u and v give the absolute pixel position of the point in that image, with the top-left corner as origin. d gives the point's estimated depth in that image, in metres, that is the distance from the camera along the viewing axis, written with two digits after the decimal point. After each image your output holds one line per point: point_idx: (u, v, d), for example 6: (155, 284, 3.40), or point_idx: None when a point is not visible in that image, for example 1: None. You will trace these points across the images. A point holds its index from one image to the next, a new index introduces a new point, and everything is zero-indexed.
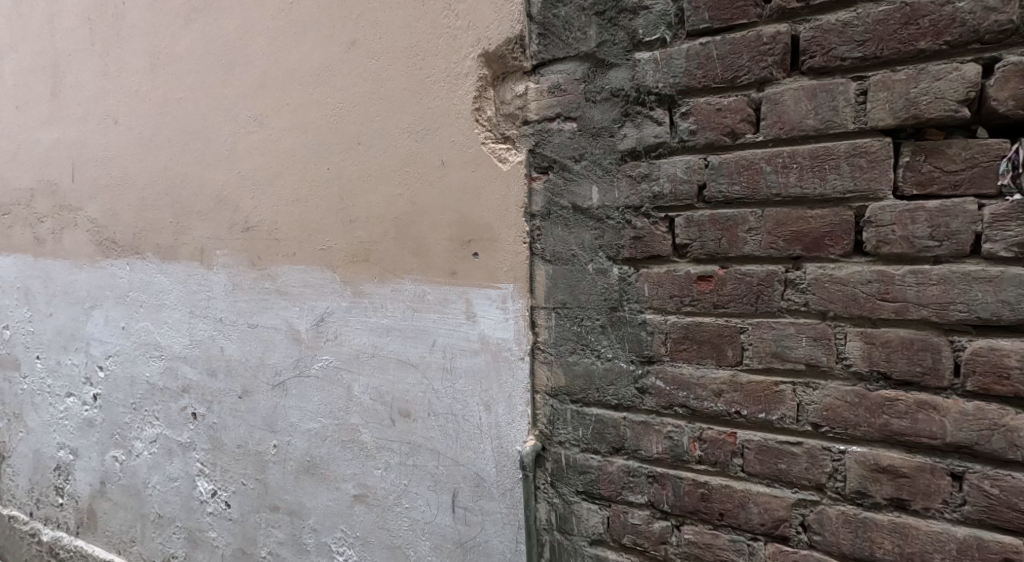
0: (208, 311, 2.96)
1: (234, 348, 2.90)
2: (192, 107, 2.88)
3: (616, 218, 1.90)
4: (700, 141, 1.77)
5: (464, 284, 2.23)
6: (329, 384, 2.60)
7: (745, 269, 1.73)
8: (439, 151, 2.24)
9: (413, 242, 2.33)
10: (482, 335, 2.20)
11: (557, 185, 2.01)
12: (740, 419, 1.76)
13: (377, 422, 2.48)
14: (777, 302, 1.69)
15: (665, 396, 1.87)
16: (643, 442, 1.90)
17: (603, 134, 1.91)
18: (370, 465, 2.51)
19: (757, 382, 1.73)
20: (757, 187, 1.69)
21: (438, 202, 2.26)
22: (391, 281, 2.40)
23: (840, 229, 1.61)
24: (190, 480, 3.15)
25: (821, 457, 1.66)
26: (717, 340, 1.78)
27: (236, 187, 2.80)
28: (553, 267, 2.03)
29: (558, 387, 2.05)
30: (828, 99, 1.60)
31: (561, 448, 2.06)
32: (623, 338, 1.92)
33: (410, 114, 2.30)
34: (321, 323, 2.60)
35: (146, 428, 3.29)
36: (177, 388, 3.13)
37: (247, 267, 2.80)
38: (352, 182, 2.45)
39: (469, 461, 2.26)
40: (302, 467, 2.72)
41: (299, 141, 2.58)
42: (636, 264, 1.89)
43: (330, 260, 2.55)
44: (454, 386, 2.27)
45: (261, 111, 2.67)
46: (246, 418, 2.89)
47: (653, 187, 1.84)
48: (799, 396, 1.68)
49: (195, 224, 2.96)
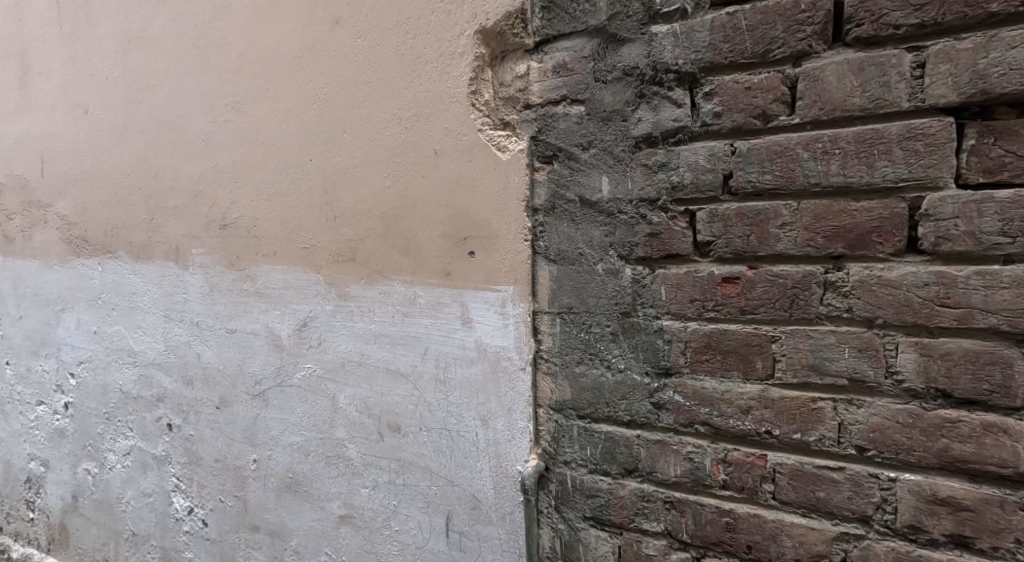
0: (183, 315, 2.75)
1: (211, 354, 2.68)
2: (166, 95, 2.67)
3: (629, 213, 1.70)
4: (726, 125, 1.56)
5: (458, 285, 2.02)
6: (313, 394, 2.39)
7: (779, 270, 1.52)
8: (432, 139, 2.03)
9: (402, 239, 2.12)
10: (479, 343, 1.99)
11: (562, 176, 1.80)
12: (771, 440, 1.56)
13: (364, 437, 2.27)
14: (815, 308, 1.49)
15: (684, 413, 1.66)
16: (660, 464, 1.70)
17: (614, 119, 1.71)
18: (357, 483, 2.30)
19: (791, 398, 1.53)
20: (793, 177, 1.49)
21: (431, 195, 2.05)
22: (378, 283, 2.19)
23: (891, 225, 1.41)
24: (165, 496, 2.93)
25: (867, 485, 1.45)
26: (745, 351, 1.57)
27: (213, 181, 2.58)
28: (558, 267, 1.82)
29: (563, 401, 1.85)
30: (878, 74, 1.40)
31: (567, 469, 1.86)
32: (637, 347, 1.72)
33: (399, 98, 2.09)
34: (304, 328, 2.39)
35: (120, 439, 3.07)
36: (152, 397, 2.91)
37: (224, 267, 2.59)
38: (338, 174, 2.24)
39: (465, 481, 2.04)
40: (284, 484, 2.51)
41: (279, 130, 2.36)
42: (652, 265, 1.68)
43: (313, 259, 2.34)
44: (448, 398, 2.06)
45: (239, 97, 2.45)
46: (224, 430, 2.68)
47: (671, 177, 1.63)
48: (840, 415, 1.48)
49: (169, 221, 2.74)
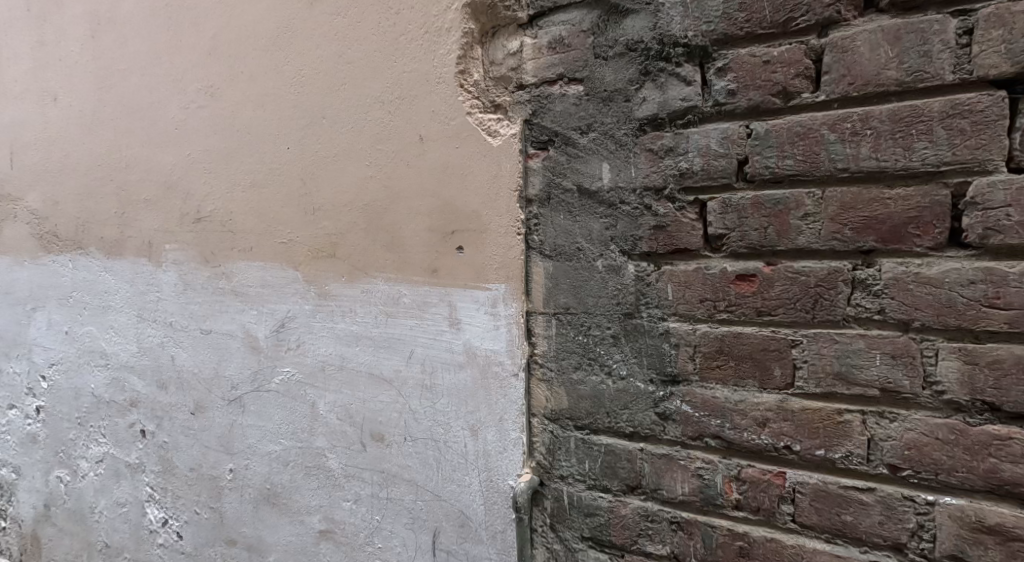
0: (157, 315, 2.58)
1: (186, 357, 2.52)
2: (137, 80, 2.50)
3: (632, 203, 1.55)
4: (741, 104, 1.41)
5: (446, 284, 1.85)
6: (291, 400, 2.22)
7: (800, 267, 1.36)
8: (417, 124, 1.87)
9: (386, 233, 1.96)
10: (467, 346, 1.82)
11: (558, 163, 1.65)
12: (791, 456, 1.40)
13: (346, 446, 2.10)
14: (841, 309, 1.33)
15: (692, 426, 1.50)
16: (665, 481, 1.54)
17: (616, 99, 1.55)
18: (337, 497, 2.13)
19: (814, 410, 1.37)
20: (817, 162, 1.33)
21: (416, 184, 1.88)
22: (360, 281, 2.02)
23: (930, 215, 1.25)
24: (139, 506, 2.77)
25: (901, 509, 1.29)
26: (762, 356, 1.41)
27: (187, 172, 2.41)
28: (554, 263, 1.67)
29: (559, 410, 1.70)
30: (917, 43, 1.25)
31: (564, 484, 1.70)
32: (641, 352, 1.56)
33: (381, 80, 1.92)
34: (282, 329, 2.22)
35: (92, 445, 2.90)
36: (125, 402, 2.75)
37: (199, 264, 2.43)
38: (317, 163, 2.07)
39: (453, 497, 1.88)
40: (261, 496, 2.34)
41: (256, 115, 2.20)
42: (657, 260, 1.53)
43: (291, 255, 2.17)
44: (434, 406, 1.90)
45: (213, 81, 2.29)
46: (199, 437, 2.52)
47: (679, 163, 1.48)
48: (870, 429, 1.32)
49: (142, 215, 2.57)
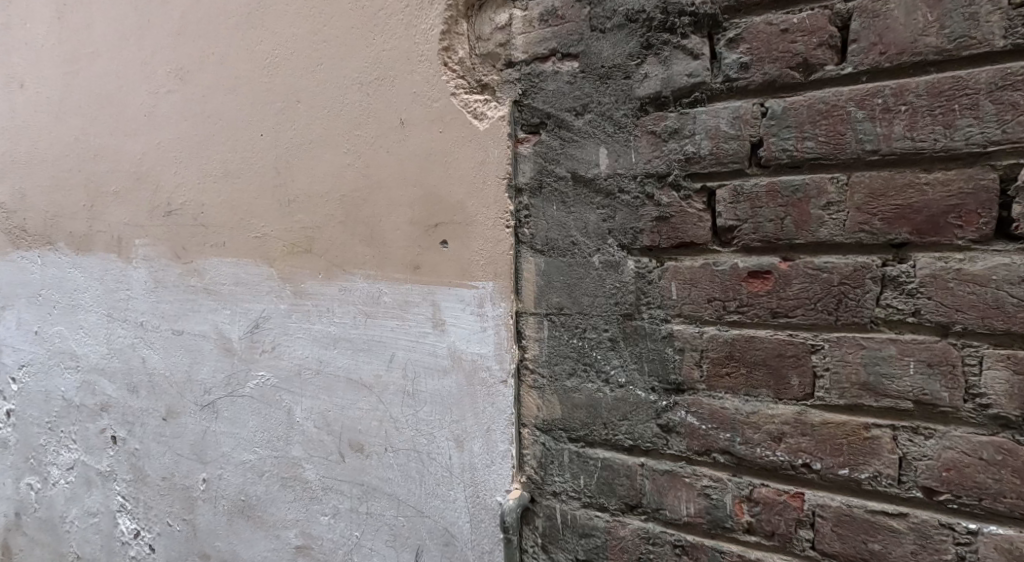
0: (127, 314, 2.43)
1: (158, 359, 2.36)
2: (105, 64, 2.34)
3: (632, 191, 1.40)
4: (755, 79, 1.26)
5: (429, 282, 1.70)
6: (266, 406, 2.07)
7: (822, 263, 1.21)
8: (397, 106, 1.72)
9: (365, 226, 1.80)
10: (452, 349, 1.67)
11: (551, 148, 1.50)
12: (810, 475, 1.24)
13: (323, 457, 1.95)
14: (869, 310, 1.18)
15: (699, 439, 1.35)
16: (668, 500, 1.39)
17: (615, 76, 1.41)
18: (315, 510, 1.98)
19: (837, 424, 1.21)
20: (842, 144, 1.18)
21: (397, 173, 1.73)
22: (337, 278, 1.87)
23: (974, 203, 1.10)
24: (111, 517, 2.61)
25: (938, 539, 1.14)
26: (778, 363, 1.26)
27: (156, 161, 2.26)
28: (546, 258, 1.52)
29: (552, 420, 1.54)
30: (961, 5, 1.10)
31: (556, 502, 1.55)
32: (641, 357, 1.41)
33: (359, 59, 1.77)
34: (256, 331, 2.06)
35: (62, 452, 2.73)
36: (95, 406, 2.59)
37: (170, 260, 2.27)
38: (291, 151, 1.92)
39: (437, 513, 1.72)
40: (235, 508, 2.19)
41: (227, 100, 2.05)
42: (660, 255, 1.38)
43: (265, 251, 2.01)
44: (417, 414, 1.75)
45: (182, 64, 2.14)
46: (171, 444, 2.36)
47: (685, 146, 1.33)
48: (902, 446, 1.16)
49: (111, 208, 2.41)
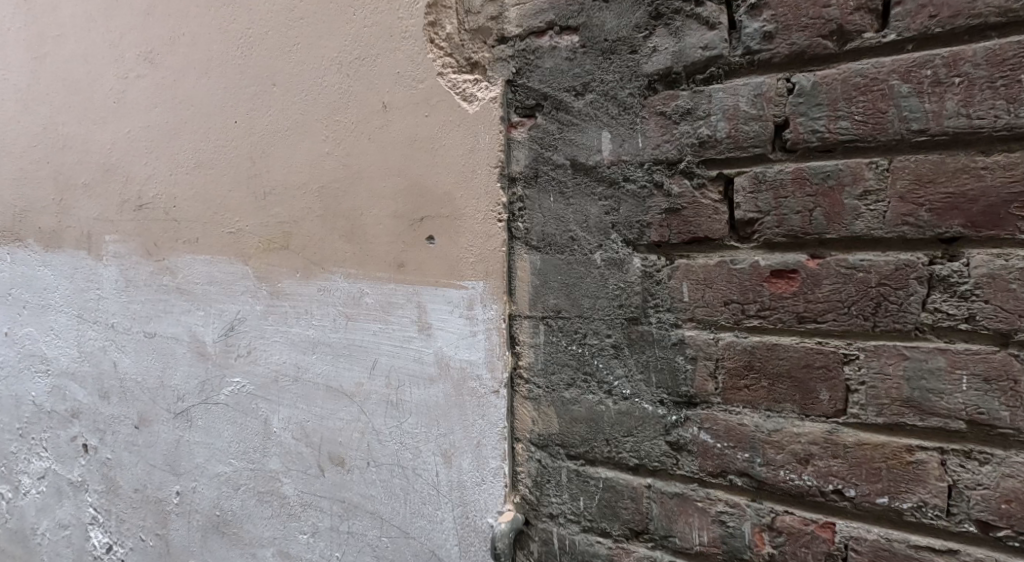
0: (97, 316, 2.17)
1: (128, 363, 2.12)
2: (73, 45, 2.16)
3: (639, 180, 1.25)
4: (780, 51, 1.11)
5: (415, 281, 1.54)
6: (241, 415, 1.88)
7: (857, 260, 1.07)
8: (380, 88, 1.56)
9: (345, 220, 1.65)
10: (440, 355, 1.51)
11: (547, 132, 1.35)
12: (842, 503, 1.10)
13: (302, 471, 1.77)
14: (914, 316, 1.04)
15: (713, 459, 1.20)
16: (678, 527, 1.24)
17: (620, 50, 1.26)
18: (293, 528, 1.79)
19: (874, 445, 1.07)
20: (882, 124, 1.04)
21: (379, 161, 1.58)
22: (317, 277, 1.71)
23: None
24: (83, 530, 2.29)
25: None
26: (804, 375, 1.12)
27: (125, 151, 2.08)
28: (542, 255, 1.37)
29: (549, 434, 1.39)
30: None
31: (554, 525, 1.39)
32: (648, 366, 1.26)
33: (338, 37, 1.62)
34: (231, 333, 1.89)
35: (34, 460, 2.37)
36: (66, 413, 2.27)
37: (140, 257, 2.07)
38: (268, 138, 1.77)
39: (423, 535, 1.56)
40: (209, 524, 1.97)
41: (201, 84, 1.90)
42: (670, 252, 1.23)
43: (239, 247, 1.85)
44: (401, 426, 1.59)
45: (153, 46, 1.98)
46: (143, 455, 2.12)
47: (699, 129, 1.18)
48: (951, 472, 1.03)
49: (79, 201, 2.19)
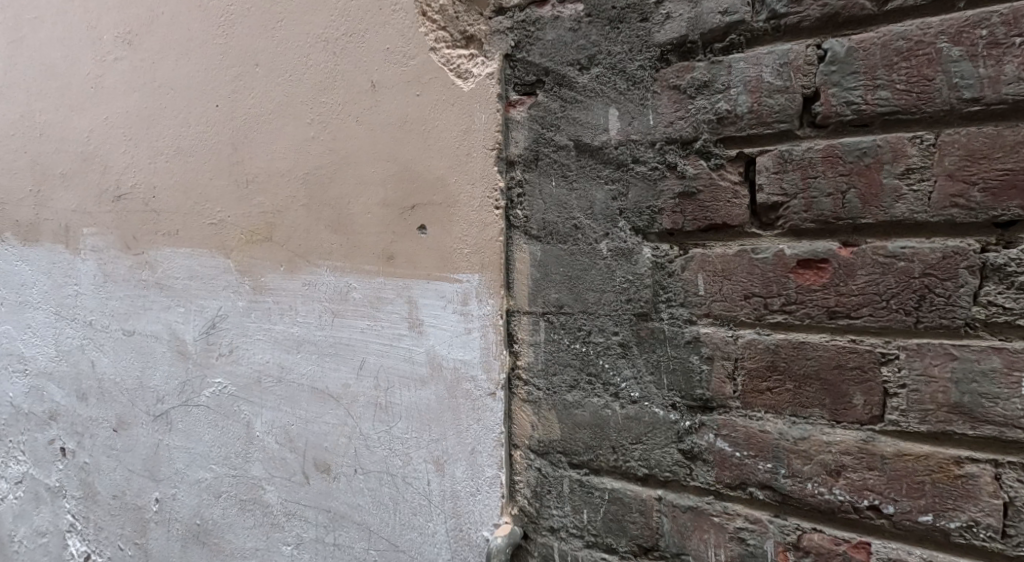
0: (76, 313, 2.05)
1: (108, 363, 2.00)
2: (49, 26, 2.04)
3: (649, 161, 1.14)
4: (811, 13, 1.00)
5: (405, 274, 1.43)
6: (222, 418, 1.76)
7: (897, 248, 0.96)
8: (368, 67, 1.45)
9: (331, 209, 1.53)
10: (432, 354, 1.40)
11: (549, 111, 1.24)
12: (877, 521, 0.99)
13: (286, 478, 1.65)
14: (963, 311, 0.93)
15: (732, 470, 1.09)
16: (693, 544, 1.12)
17: (629, 17, 1.15)
18: (276, 539, 1.67)
19: (916, 456, 0.96)
20: (929, 93, 0.93)
21: (368, 146, 1.46)
22: (301, 271, 1.59)
23: None
24: (61, 538, 2.16)
25: None
26: (835, 377, 1.01)
27: (103, 139, 1.97)
28: (543, 244, 1.26)
29: (549, 441, 1.27)
30: None
31: (555, 540, 1.28)
32: (658, 367, 1.14)
33: (323, 12, 1.51)
34: (212, 330, 1.77)
35: (10, 464, 2.24)
36: (44, 415, 2.14)
37: (119, 250, 1.94)
38: (250, 123, 1.66)
39: (413, 549, 1.44)
40: (190, 534, 1.85)
41: (180, 67, 1.78)
42: (684, 240, 1.12)
43: (221, 239, 1.73)
44: (390, 431, 1.47)
45: (132, 27, 1.87)
46: (122, 459, 1.99)
47: (717, 104, 1.07)
48: (1007, 488, 0.91)
49: (57, 192, 2.06)
